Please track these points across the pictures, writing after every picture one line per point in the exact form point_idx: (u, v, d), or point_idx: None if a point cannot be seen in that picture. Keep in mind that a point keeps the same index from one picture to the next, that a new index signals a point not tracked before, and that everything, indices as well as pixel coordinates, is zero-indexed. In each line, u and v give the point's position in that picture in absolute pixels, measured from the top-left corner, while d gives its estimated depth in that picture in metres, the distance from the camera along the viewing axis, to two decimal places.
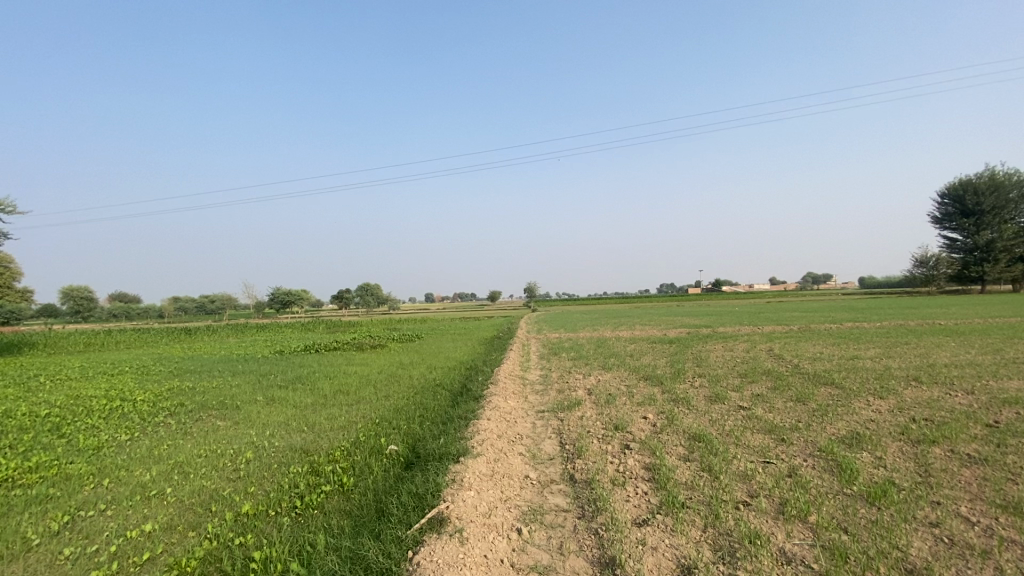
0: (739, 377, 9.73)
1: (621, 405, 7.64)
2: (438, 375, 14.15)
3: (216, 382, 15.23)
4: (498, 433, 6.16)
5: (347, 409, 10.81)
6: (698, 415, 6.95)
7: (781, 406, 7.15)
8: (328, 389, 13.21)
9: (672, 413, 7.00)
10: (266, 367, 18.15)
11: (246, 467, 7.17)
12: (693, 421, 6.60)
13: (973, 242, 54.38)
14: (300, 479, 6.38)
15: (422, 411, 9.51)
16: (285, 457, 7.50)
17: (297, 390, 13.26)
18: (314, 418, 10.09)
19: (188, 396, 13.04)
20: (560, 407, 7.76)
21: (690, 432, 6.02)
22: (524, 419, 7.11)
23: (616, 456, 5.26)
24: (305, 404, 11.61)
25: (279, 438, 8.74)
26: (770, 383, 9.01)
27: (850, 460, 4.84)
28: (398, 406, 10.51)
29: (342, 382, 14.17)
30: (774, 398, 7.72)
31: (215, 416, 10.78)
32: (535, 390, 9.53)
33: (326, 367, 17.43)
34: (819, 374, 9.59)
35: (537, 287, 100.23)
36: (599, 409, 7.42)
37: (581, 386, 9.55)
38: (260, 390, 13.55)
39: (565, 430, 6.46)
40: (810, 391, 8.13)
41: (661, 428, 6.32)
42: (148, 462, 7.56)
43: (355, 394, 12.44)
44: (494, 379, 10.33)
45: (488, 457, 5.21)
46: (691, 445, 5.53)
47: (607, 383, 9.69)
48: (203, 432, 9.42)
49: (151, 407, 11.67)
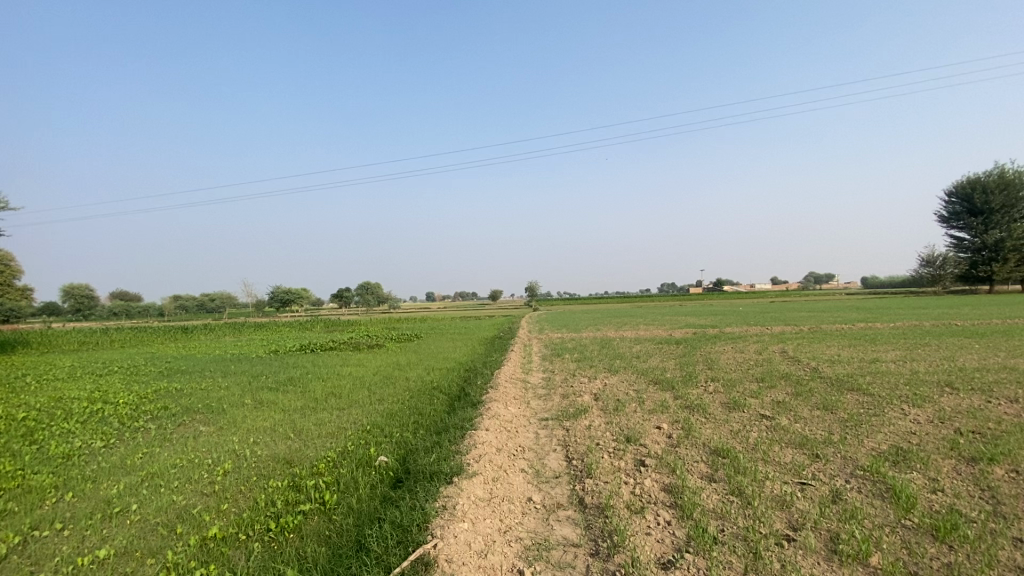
0: (756, 381, 9.08)
1: (632, 413, 7.02)
2: (436, 377, 13.49)
3: (205, 384, 14.61)
4: (497, 446, 5.55)
5: (338, 414, 10.18)
6: (717, 424, 6.34)
7: (807, 415, 6.53)
8: (320, 392, 12.57)
9: (688, 423, 6.39)
10: (259, 368, 17.51)
11: (221, 480, 6.56)
12: (712, 433, 5.98)
13: (981, 241, 53.53)
14: (278, 496, 5.77)
15: (417, 417, 8.89)
16: (265, 469, 6.88)
17: (288, 393, 12.64)
18: (303, 424, 9.48)
19: (173, 399, 12.41)
20: (565, 415, 7.15)
21: (712, 446, 5.40)
22: (526, 429, 6.50)
23: (630, 475, 4.65)
24: (294, 408, 10.99)
25: (262, 446, 8.12)
26: (792, 388, 8.37)
27: (902, 484, 4.23)
28: (392, 411, 9.89)
29: (335, 384, 13.53)
30: (799, 406, 7.09)
31: (199, 421, 10.17)
32: (538, 395, 8.90)
33: (320, 368, 16.77)
34: (843, 379, 8.94)
35: (537, 286, 99.57)
36: (608, 418, 6.80)
37: (587, 390, 8.92)
38: (250, 392, 12.93)
39: (571, 442, 5.85)
40: (836, 397, 7.50)
41: (678, 440, 5.70)
42: (117, 474, 6.93)
43: (348, 397, 11.83)
44: (494, 382, 9.72)
45: (486, 476, 4.59)
46: (714, 462, 4.91)
47: (615, 388, 9.04)
48: (183, 439, 8.79)
49: (133, 410, 11.05)
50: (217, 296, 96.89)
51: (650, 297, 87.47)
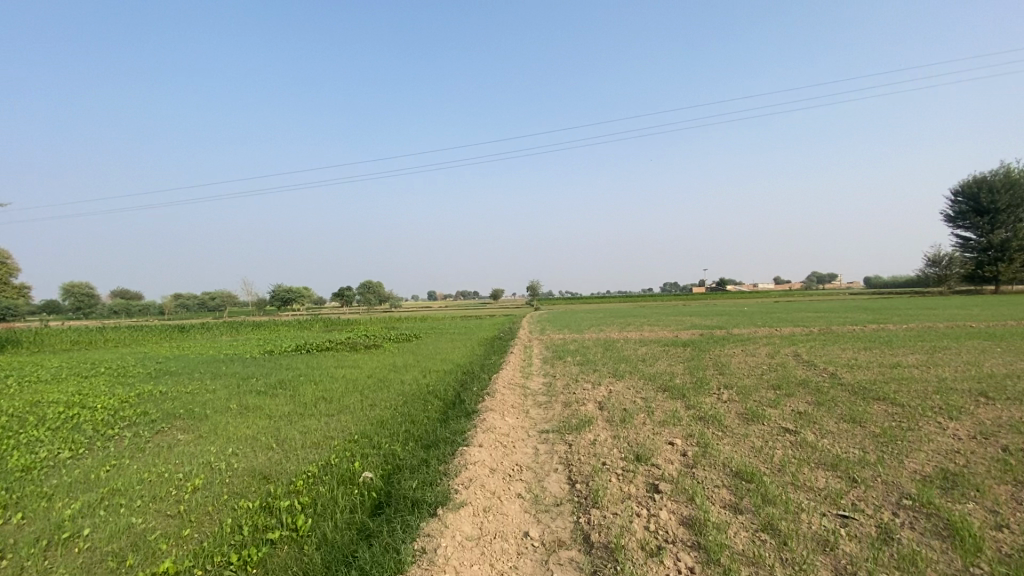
0: (772, 389, 8.45)
1: (641, 426, 6.42)
2: (432, 381, 12.89)
3: (191, 387, 14.04)
4: (491, 467, 4.94)
5: (325, 422, 9.59)
6: (736, 440, 5.73)
7: (835, 430, 5.91)
8: (310, 396, 11.99)
9: (704, 438, 5.78)
10: (251, 370, 16.96)
11: (189, 498, 5.98)
12: (732, 450, 5.36)
13: (987, 241, 52.80)
14: (247, 519, 5.18)
15: (408, 426, 8.29)
16: (238, 486, 6.28)
17: (276, 397, 12.07)
18: (287, 433, 8.91)
19: (155, 403, 11.85)
20: (567, 427, 6.55)
21: (734, 468, 4.79)
22: (525, 444, 5.90)
23: (644, 505, 4.04)
24: (281, 414, 10.42)
25: (240, 458, 7.54)
26: (812, 397, 7.74)
27: (963, 519, 3.59)
28: (383, 419, 9.29)
29: (327, 388, 12.95)
30: (823, 418, 6.46)
31: (178, 428, 9.63)
32: (537, 403, 8.29)
33: (314, 370, 16.20)
34: (866, 386, 8.30)
35: (539, 286, 98.97)
36: (615, 431, 6.18)
37: (591, 398, 8.32)
38: (236, 396, 12.35)
39: (575, 460, 5.25)
40: (863, 408, 6.87)
41: (694, 460, 5.10)
42: (77, 492, 6.39)
43: (338, 402, 11.25)
44: (490, 388, 9.12)
45: (476, 506, 3.98)
46: (738, 488, 4.29)
47: (621, 395, 8.43)
48: (156, 449, 8.23)
49: (111, 416, 10.50)
50: (217, 294, 96.47)
51: (653, 296, 86.68)
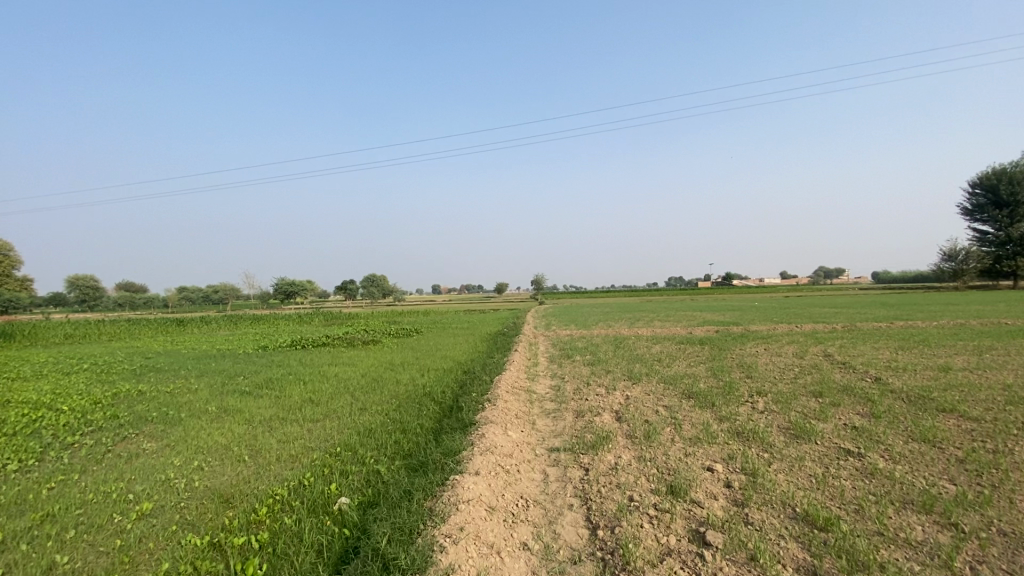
0: (814, 397, 7.37)
1: (669, 444, 5.40)
2: (430, 381, 11.92)
3: (172, 386, 13.07)
4: (488, 505, 3.93)
5: (308, 430, 8.62)
6: (789, 465, 4.70)
7: (909, 455, 4.87)
8: (297, 398, 11.01)
9: (749, 464, 4.76)
10: (239, 368, 15.98)
11: (130, 529, 4.99)
12: (789, 481, 4.34)
13: (1006, 235, 51.19)
14: (189, 561, 4.21)
15: (398, 438, 7.31)
16: (191, 512, 5.30)
17: (261, 399, 11.13)
18: (264, 443, 7.95)
19: (130, 406, 10.90)
20: (581, 445, 5.54)
21: (800, 508, 3.76)
22: (530, 469, 4.89)
23: (692, 570, 3.02)
24: (262, 419, 9.48)
25: (205, 474, 6.57)
26: (864, 407, 6.68)
27: None
28: (371, 427, 8.30)
29: (316, 388, 11.96)
30: (889, 436, 5.42)
31: (146, 435, 8.69)
32: (545, 412, 7.28)
33: (306, 368, 15.22)
34: (924, 395, 7.22)
35: (542, 279, 98.24)
36: (639, 453, 5.16)
37: (606, 406, 7.31)
38: (217, 398, 11.37)
39: (594, 494, 4.25)
40: (932, 424, 5.81)
41: (744, 494, 4.09)
42: (6, 516, 5.43)
43: (325, 405, 10.26)
44: (492, 392, 8.11)
45: (468, 573, 2.97)
46: (813, 542, 3.27)
47: (640, 403, 7.42)
48: (115, 460, 7.28)
49: (77, 419, 9.56)
50: (220, 287, 95.75)
51: (659, 291, 85.00)
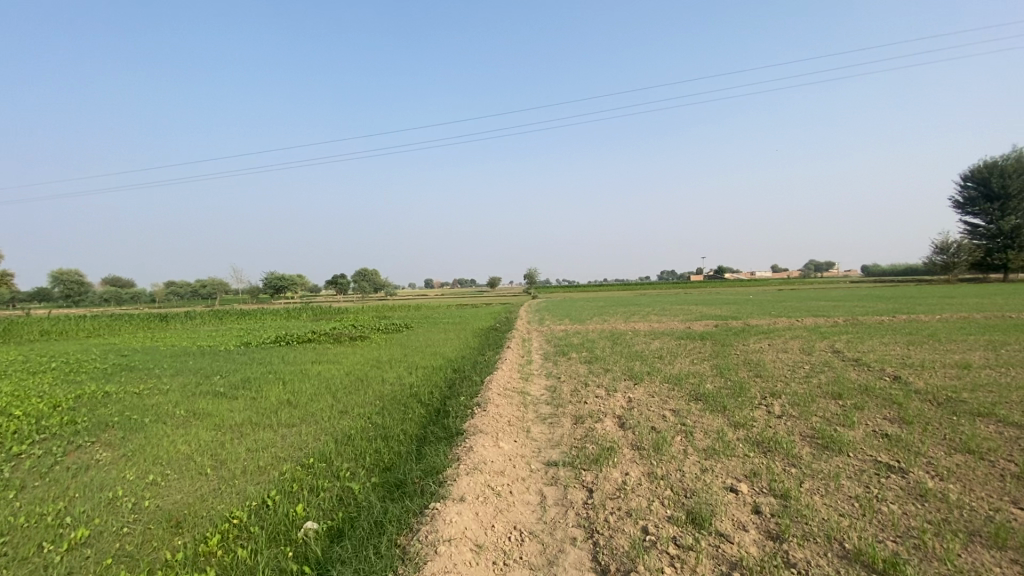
0: (833, 399, 6.74)
1: (682, 459, 4.75)
2: (416, 381, 11.18)
3: (142, 387, 12.27)
4: (474, 543, 3.26)
5: (281, 437, 7.89)
6: (824, 486, 4.06)
7: (959, 470, 4.25)
8: (273, 400, 10.25)
9: (778, 483, 4.11)
10: (218, 366, 15.18)
11: (57, 564, 4.30)
12: (827, 506, 3.70)
13: (996, 228, 51.15)
14: None
15: (377, 448, 6.60)
16: (133, 543, 4.61)
17: (234, 401, 10.37)
18: (231, 453, 7.23)
19: (91, 410, 10.12)
20: (581, 460, 4.87)
21: (850, 545, 3.12)
22: (525, 492, 4.21)
23: None
24: (232, 424, 8.75)
25: (158, 493, 5.86)
26: (891, 412, 6.06)
27: None
28: (349, 434, 7.58)
29: (295, 389, 11.21)
30: (932, 448, 4.78)
31: (102, 444, 7.95)
32: (541, 418, 6.59)
33: (287, 366, 14.43)
34: (953, 397, 6.61)
35: (535, 273, 97.65)
36: (649, 469, 4.52)
37: (608, 411, 6.65)
38: (188, 400, 10.60)
39: (600, 524, 3.59)
40: (973, 431, 5.19)
41: (779, 525, 3.44)
42: None
43: (303, 408, 9.53)
44: (482, 395, 7.41)
45: None
46: None
47: (644, 407, 6.76)
48: (60, 476, 6.55)
49: (30, 425, 8.79)
50: (208, 282, 94.00)
51: (653, 284, 84.57)
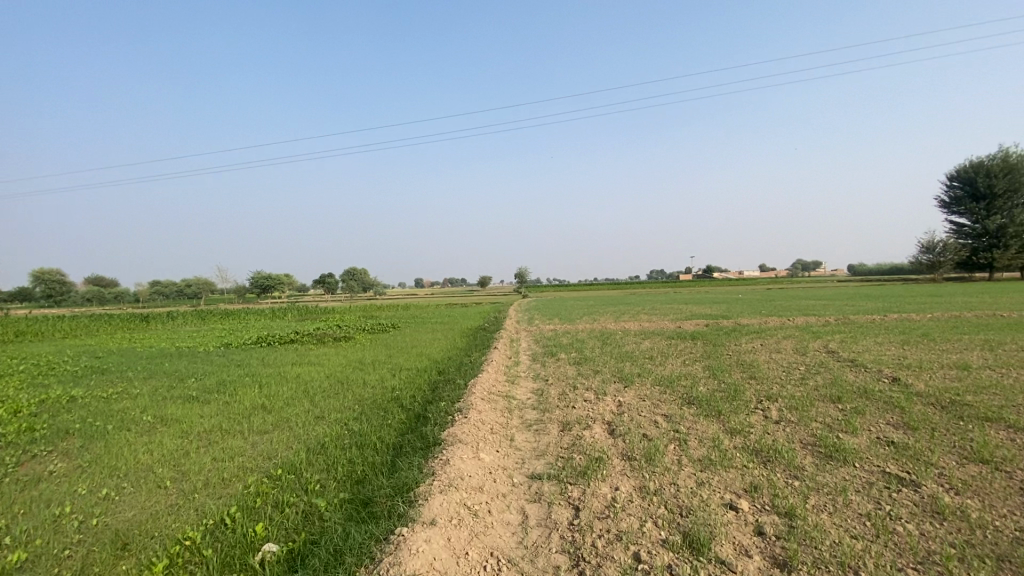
0: (833, 403, 6.43)
1: (676, 471, 4.39)
2: (399, 384, 10.73)
3: (110, 391, 11.67)
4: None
5: (251, 445, 7.42)
6: (833, 503, 3.71)
7: (975, 483, 3.93)
8: (247, 405, 9.75)
9: (782, 500, 3.76)
10: (193, 368, 14.59)
11: None
12: (837, 527, 3.37)
13: (981, 227, 51.68)
14: None
15: (350, 459, 6.15)
16: (72, 570, 4.16)
17: (206, 406, 9.85)
18: (195, 463, 6.75)
19: (53, 416, 9.55)
20: (567, 473, 4.48)
21: None
22: (504, 512, 3.82)
23: None
24: (201, 431, 8.25)
25: (111, 509, 5.39)
26: (895, 416, 5.76)
27: None
28: (323, 441, 7.13)
29: (271, 393, 10.70)
30: (942, 457, 4.47)
31: (58, 453, 7.43)
32: (526, 425, 6.20)
33: (266, 368, 13.90)
34: (957, 400, 6.34)
35: (526, 273, 97.33)
36: (640, 483, 4.15)
37: (597, 417, 6.27)
38: (157, 405, 10.06)
39: (587, 549, 3.20)
40: (983, 438, 4.90)
41: (788, 550, 3.09)
42: None
43: (278, 413, 9.05)
44: (465, 400, 7.00)
45: None
46: None
47: (634, 412, 6.39)
48: (6, 490, 6.04)
49: None
50: (193, 282, 92.18)
51: (643, 283, 84.32)
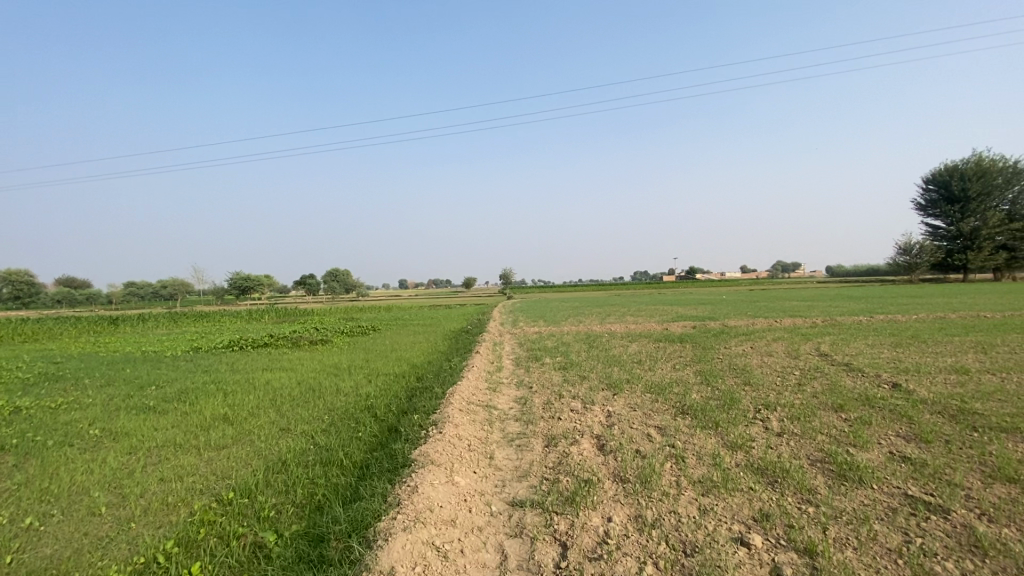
0: (836, 413, 6.00)
1: (677, 497, 3.88)
2: (373, 391, 10.08)
3: (60, 401, 10.81)
4: None
5: (204, 463, 6.72)
6: (856, 535, 3.24)
7: (1012, 510, 3.49)
8: (207, 416, 9.02)
9: (800, 533, 3.27)
10: (155, 375, 13.73)
11: None
12: (866, 568, 2.89)
13: (957, 230, 52.66)
14: None
15: (311, 481, 5.52)
16: None
17: (162, 418, 9.09)
18: (136, 484, 6.03)
19: None
20: (553, 500, 3.92)
21: None
22: (479, 551, 3.26)
23: None
24: (152, 446, 7.52)
25: (29, 544, 4.69)
26: (904, 427, 5.34)
27: None
28: (283, 458, 6.47)
29: (235, 402, 9.96)
30: (967, 477, 4.03)
31: None
32: (507, 440, 5.63)
33: (233, 375, 13.11)
34: (965, 408, 5.95)
35: (510, 274, 96.92)
36: (636, 512, 3.64)
37: (586, 430, 5.74)
38: (108, 417, 9.28)
39: None
40: (1005, 452, 4.48)
41: None
42: None
43: (239, 425, 8.35)
44: (441, 412, 6.42)
45: None
46: None
47: (625, 424, 5.88)
48: None
49: None
50: (168, 282, 89.68)
51: (627, 284, 84.45)
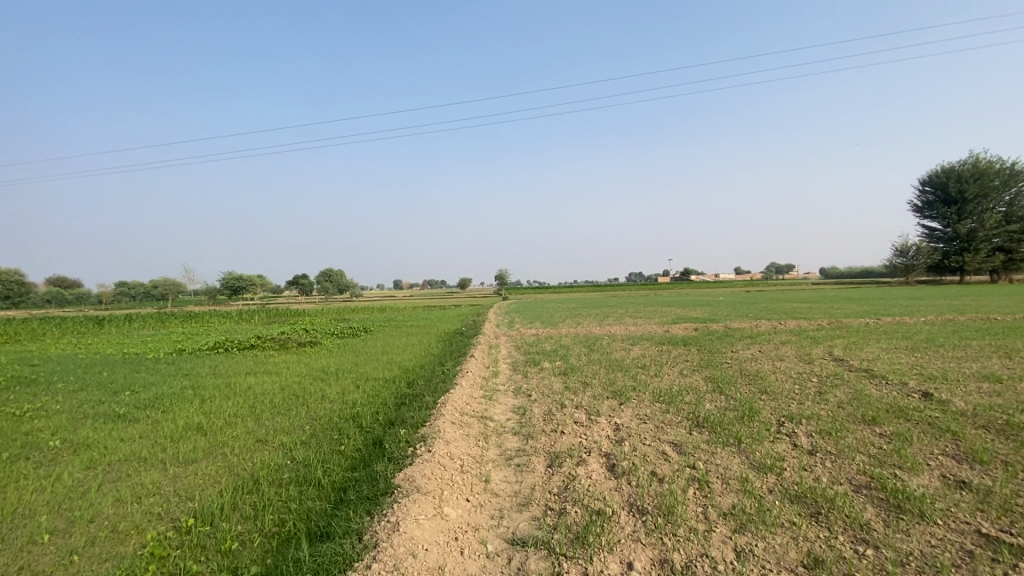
0: (868, 427, 5.42)
1: (708, 536, 3.26)
2: (360, 398, 9.43)
3: (25, 407, 10.10)
4: None
5: (168, 480, 6.06)
6: None
7: None
8: (180, 425, 8.33)
9: None
10: (133, 379, 13.01)
11: None
12: None
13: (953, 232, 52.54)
14: None
15: (284, 504, 4.87)
16: None
17: (132, 426, 8.41)
18: (88, 506, 5.36)
19: None
20: (561, 538, 3.29)
21: None
22: None
23: None
24: (114, 460, 6.84)
25: None
26: (950, 445, 4.76)
27: None
28: (256, 475, 5.81)
29: (212, 409, 9.28)
30: None
31: None
32: (505, 459, 4.98)
33: (215, 379, 12.43)
34: (1010, 421, 5.39)
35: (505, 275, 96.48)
36: (663, 557, 3.02)
37: (594, 446, 5.11)
38: (74, 426, 8.58)
39: None
40: None
41: None
42: None
43: (213, 436, 7.69)
44: (431, 425, 5.78)
45: None
46: None
47: (637, 440, 5.26)
48: None
49: None
50: (160, 282, 88.49)
51: (622, 285, 84.17)
